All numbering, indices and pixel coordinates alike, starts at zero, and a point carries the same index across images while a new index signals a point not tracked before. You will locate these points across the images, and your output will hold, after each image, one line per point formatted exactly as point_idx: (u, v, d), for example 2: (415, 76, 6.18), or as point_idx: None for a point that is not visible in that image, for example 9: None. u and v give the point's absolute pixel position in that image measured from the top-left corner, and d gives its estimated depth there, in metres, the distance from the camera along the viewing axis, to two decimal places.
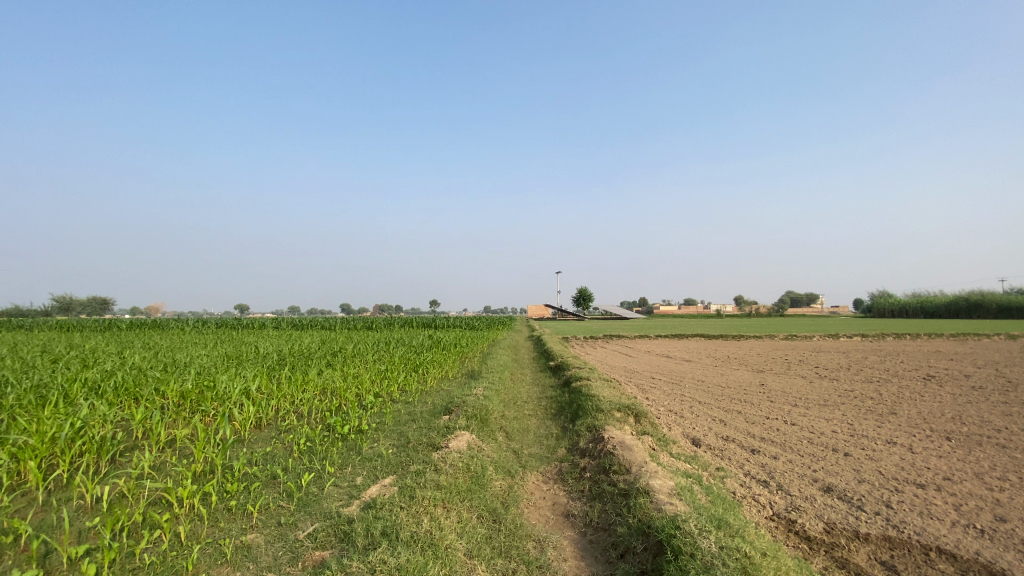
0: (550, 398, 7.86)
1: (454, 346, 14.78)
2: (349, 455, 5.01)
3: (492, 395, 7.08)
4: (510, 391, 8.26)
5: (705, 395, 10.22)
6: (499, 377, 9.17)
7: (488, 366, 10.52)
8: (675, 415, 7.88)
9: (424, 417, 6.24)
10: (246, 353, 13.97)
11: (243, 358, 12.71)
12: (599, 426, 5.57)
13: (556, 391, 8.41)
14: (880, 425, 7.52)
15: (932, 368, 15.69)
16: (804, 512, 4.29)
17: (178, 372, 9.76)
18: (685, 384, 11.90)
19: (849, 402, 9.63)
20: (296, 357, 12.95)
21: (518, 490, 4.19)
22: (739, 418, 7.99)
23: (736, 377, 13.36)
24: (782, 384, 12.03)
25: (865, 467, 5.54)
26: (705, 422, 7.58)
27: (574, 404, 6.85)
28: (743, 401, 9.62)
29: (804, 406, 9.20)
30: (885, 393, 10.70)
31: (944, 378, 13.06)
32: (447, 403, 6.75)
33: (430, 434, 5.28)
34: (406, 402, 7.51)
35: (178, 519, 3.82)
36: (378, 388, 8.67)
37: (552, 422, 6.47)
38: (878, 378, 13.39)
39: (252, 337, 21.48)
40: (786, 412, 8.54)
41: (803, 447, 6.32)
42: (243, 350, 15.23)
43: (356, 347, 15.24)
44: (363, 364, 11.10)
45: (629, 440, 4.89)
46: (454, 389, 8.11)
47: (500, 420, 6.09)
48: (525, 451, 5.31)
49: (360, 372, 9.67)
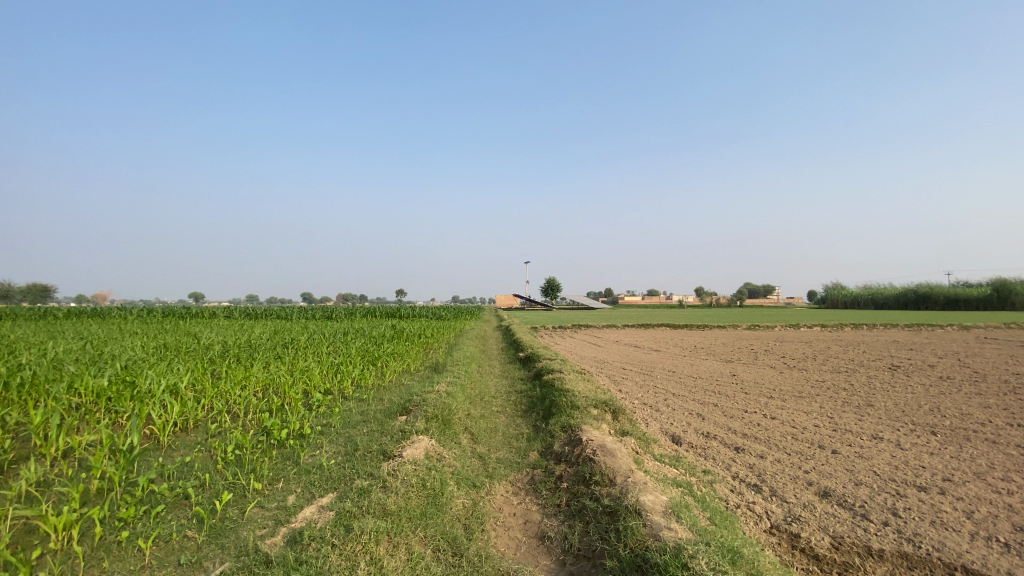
0: (519, 393, 7.23)
1: (418, 337, 13.97)
2: (283, 466, 4.24)
3: (457, 391, 6.38)
4: (477, 386, 7.59)
5: (679, 386, 9.85)
6: (464, 370, 8.45)
7: (453, 358, 9.77)
8: (651, 409, 7.39)
9: (378, 418, 5.49)
10: (188, 344, 12.78)
11: (180, 349, 11.50)
12: (575, 426, 4.96)
13: (526, 385, 7.78)
14: (861, 419, 7.28)
15: (893, 358, 16.08)
16: (807, 523, 3.81)
17: (98, 364, 8.60)
18: (658, 374, 11.52)
19: (824, 393, 9.49)
20: (243, 349, 11.88)
21: (483, 507, 3.53)
22: (718, 411, 7.58)
23: (707, 367, 13.15)
24: (754, 374, 11.87)
25: (859, 467, 5.16)
26: (683, 417, 7.12)
27: (546, 400, 6.22)
28: (718, 393, 9.28)
29: (780, 397, 8.94)
30: (857, 384, 10.69)
31: (909, 369, 13.19)
32: (405, 400, 6.00)
33: (382, 439, 4.55)
34: (359, 400, 6.74)
35: (49, 558, 2.98)
36: (329, 385, 7.83)
37: (522, 421, 5.84)
38: (845, 368, 13.42)
39: (199, 326, 19.96)
40: (765, 405, 8.22)
41: (789, 444, 5.91)
42: (184, 340, 13.96)
43: (312, 337, 14.21)
44: (315, 357, 10.18)
45: (610, 443, 4.28)
46: (414, 384, 7.37)
47: (465, 420, 5.41)
48: (491, 456, 4.65)
49: (310, 365, 8.77)
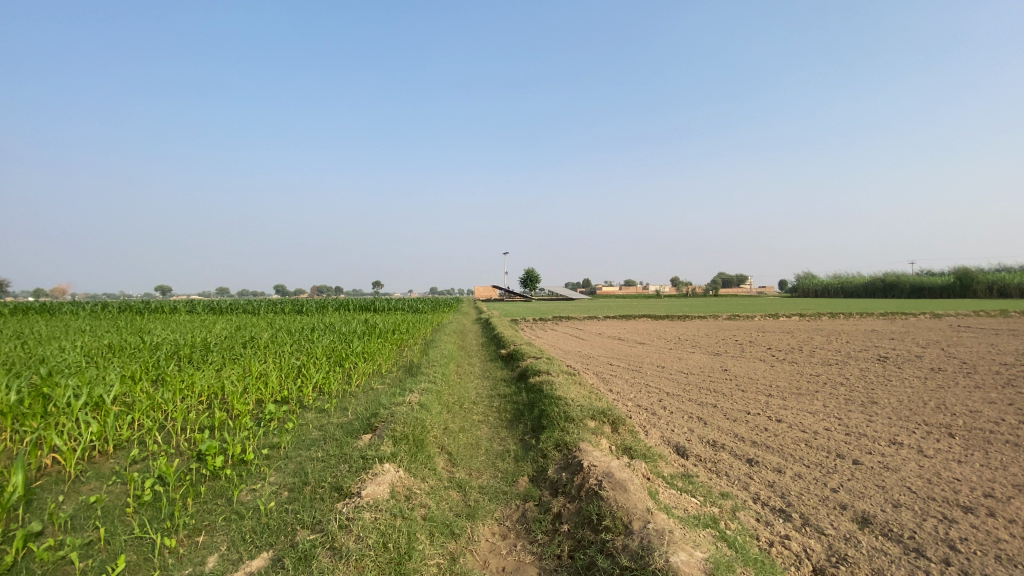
0: (502, 399, 6.46)
1: (391, 333, 13.06)
2: (209, 509, 3.39)
3: (432, 399, 5.56)
4: (455, 390, 6.78)
5: (671, 383, 9.22)
6: (440, 371, 7.62)
7: (428, 358, 8.94)
8: (648, 413, 6.71)
9: (337, 437, 4.65)
10: (133, 343, 11.62)
11: (122, 351, 10.34)
12: (572, 444, 4.21)
13: (509, 389, 7.00)
14: (873, 421, 6.75)
15: (879, 348, 15.90)
16: (857, 565, 3.16)
17: (17, 372, 7.48)
18: (647, 370, 10.90)
19: (824, 389, 9.01)
20: (197, 348, 10.86)
21: (463, 566, 2.75)
22: (719, 413, 6.96)
23: (696, 361, 12.63)
24: (746, 369, 11.37)
25: (889, 485, 4.60)
26: (684, 422, 6.45)
27: (535, 408, 5.46)
28: (713, 390, 8.69)
29: (779, 395, 8.39)
30: (853, 378, 10.28)
31: (898, 360, 12.88)
32: (371, 413, 5.16)
33: (341, 468, 3.73)
34: (318, 412, 5.86)
35: None
36: (285, 392, 6.92)
37: (506, 434, 5.07)
38: (836, 361, 12.99)
39: (154, 323, 18.59)
40: (765, 404, 7.64)
41: (805, 455, 5.29)
42: (130, 339, 12.70)
43: (275, 335, 13.15)
44: (274, 358, 9.21)
45: (619, 470, 3.53)
46: (383, 391, 6.52)
47: (441, 438, 4.61)
48: (473, 484, 3.86)
49: (267, 370, 7.80)
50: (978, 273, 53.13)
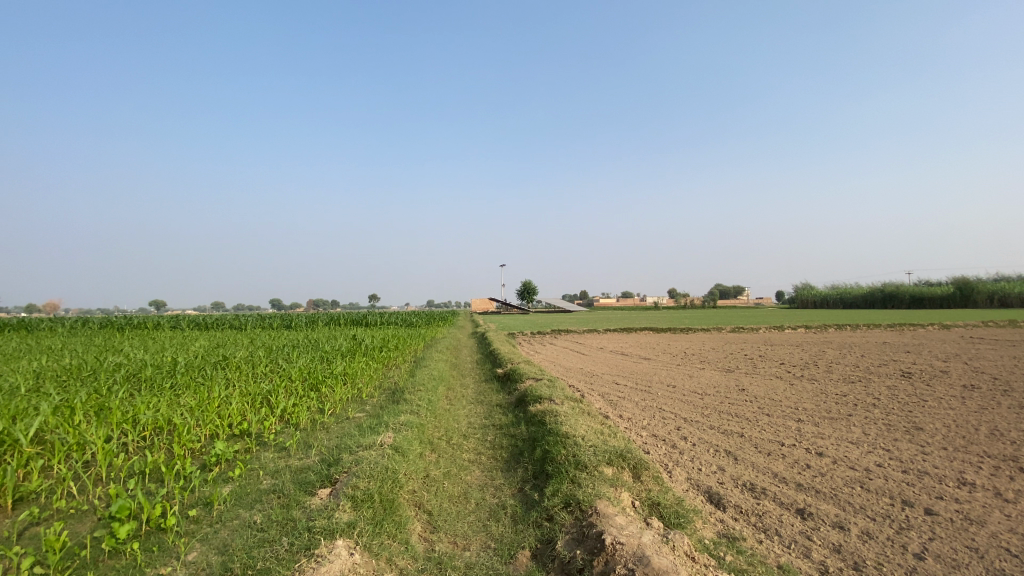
0: (497, 433, 5.48)
1: (378, 351, 12.04)
2: None
3: (412, 438, 4.59)
4: (443, 422, 5.80)
5: (686, 407, 8.26)
6: (426, 397, 6.63)
7: (415, 380, 7.95)
8: (667, 447, 5.76)
9: (287, 494, 3.69)
10: (93, 364, 10.60)
11: (76, 374, 9.29)
12: (588, 506, 3.26)
13: (506, 419, 6.02)
14: (928, 453, 5.83)
15: (898, 363, 14.98)
16: None
17: None
18: (657, 391, 9.93)
19: (857, 413, 8.09)
20: (162, 369, 9.85)
21: None
22: (748, 445, 6.01)
23: (707, 379, 11.68)
24: (765, 387, 10.42)
25: (983, 547, 3.68)
26: (710, 457, 5.50)
27: (536, 448, 4.51)
28: (735, 414, 7.75)
29: (810, 420, 7.44)
30: (883, 398, 9.37)
31: (923, 377, 11.94)
32: (334, 458, 4.19)
33: (282, 548, 2.79)
34: (276, 454, 4.88)
35: None
36: (243, 424, 5.96)
37: (501, 483, 4.10)
38: (857, 377, 12.08)
39: (129, 340, 17.51)
40: (798, 432, 6.70)
41: (865, 503, 4.36)
42: (91, 359, 11.59)
43: (252, 353, 12.15)
44: (242, 382, 8.23)
45: (656, 554, 2.59)
46: (357, 425, 5.52)
47: (419, 495, 3.65)
48: (458, 563, 2.91)
49: (227, 398, 6.80)
50: (977, 283, 52.58)
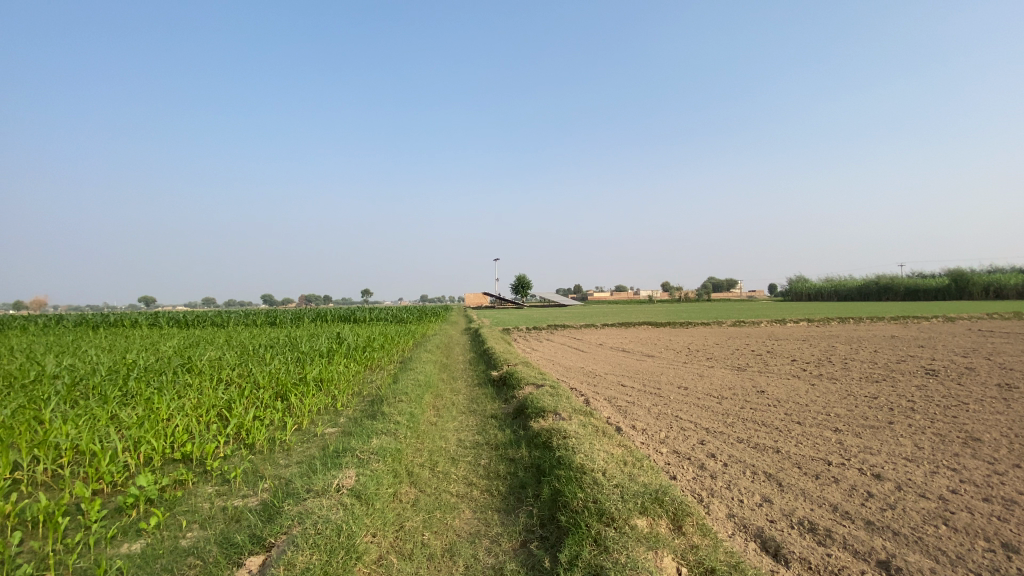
0: (494, 458, 4.47)
1: (361, 351, 10.99)
2: None
3: (383, 475, 3.58)
4: (427, 444, 4.78)
5: (706, 414, 7.31)
6: (407, 410, 5.63)
7: (398, 387, 6.95)
8: (696, 469, 4.81)
9: (206, 566, 2.68)
10: (40, 367, 9.46)
11: (12, 380, 8.14)
12: None
13: (503, 437, 5.03)
14: (1004, 475, 4.91)
15: (915, 358, 14.13)
16: None
17: None
18: (669, 394, 8.97)
19: (898, 420, 7.18)
20: (115, 373, 8.77)
21: None
22: (791, 466, 5.06)
23: (720, 379, 10.75)
24: (785, 389, 9.50)
25: None
26: (750, 483, 4.54)
27: (544, 486, 3.52)
28: (764, 423, 6.80)
29: (849, 430, 6.51)
30: (917, 401, 8.47)
31: (950, 375, 11.07)
32: (277, 506, 3.16)
33: None
34: (213, 492, 3.85)
35: None
36: (187, 446, 4.94)
37: (500, 534, 3.10)
38: (879, 376, 11.20)
39: (97, 339, 16.26)
40: (841, 447, 5.76)
41: (962, 553, 3.41)
42: (40, 362, 10.39)
43: (223, 354, 11.07)
44: (200, 390, 7.20)
45: None
46: (321, 450, 4.50)
47: (387, 566, 2.64)
48: None
49: (174, 412, 5.75)
50: (973, 274, 52.37)
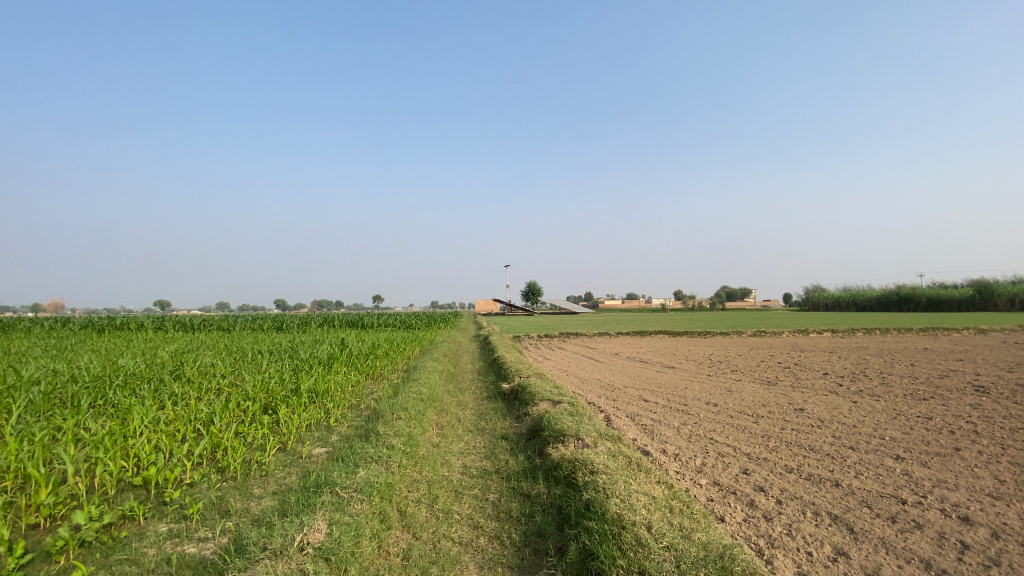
0: (506, 493, 3.72)
1: (363, 360, 10.28)
2: None
3: (367, 523, 2.86)
4: (427, 474, 4.04)
5: (743, 436, 6.49)
6: (407, 430, 4.92)
7: (398, 401, 6.23)
8: (746, 509, 4.01)
9: None
10: (25, 371, 8.91)
11: None
12: None
13: (517, 466, 4.28)
14: None
15: (957, 373, 13.09)
16: None
17: None
18: (697, 411, 8.14)
19: (963, 445, 6.29)
20: (100, 380, 8.20)
21: None
22: (859, 506, 4.23)
23: (749, 394, 9.89)
24: (824, 406, 8.62)
25: None
26: (816, 530, 3.72)
27: (574, 541, 2.78)
28: (812, 449, 5.96)
29: (913, 458, 5.65)
30: (977, 422, 7.54)
31: (1002, 393, 10.08)
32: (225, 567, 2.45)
33: None
34: (162, 534, 3.16)
35: None
36: (150, 468, 4.27)
37: None
38: (924, 393, 10.23)
39: (97, 342, 15.78)
40: (910, 480, 4.91)
41: None
42: (27, 365, 9.85)
43: (219, 361, 10.46)
44: (184, 401, 6.57)
45: None
46: (300, 480, 3.79)
47: None
48: None
49: (145, 426, 5.10)
50: (999, 285, 50.60)
